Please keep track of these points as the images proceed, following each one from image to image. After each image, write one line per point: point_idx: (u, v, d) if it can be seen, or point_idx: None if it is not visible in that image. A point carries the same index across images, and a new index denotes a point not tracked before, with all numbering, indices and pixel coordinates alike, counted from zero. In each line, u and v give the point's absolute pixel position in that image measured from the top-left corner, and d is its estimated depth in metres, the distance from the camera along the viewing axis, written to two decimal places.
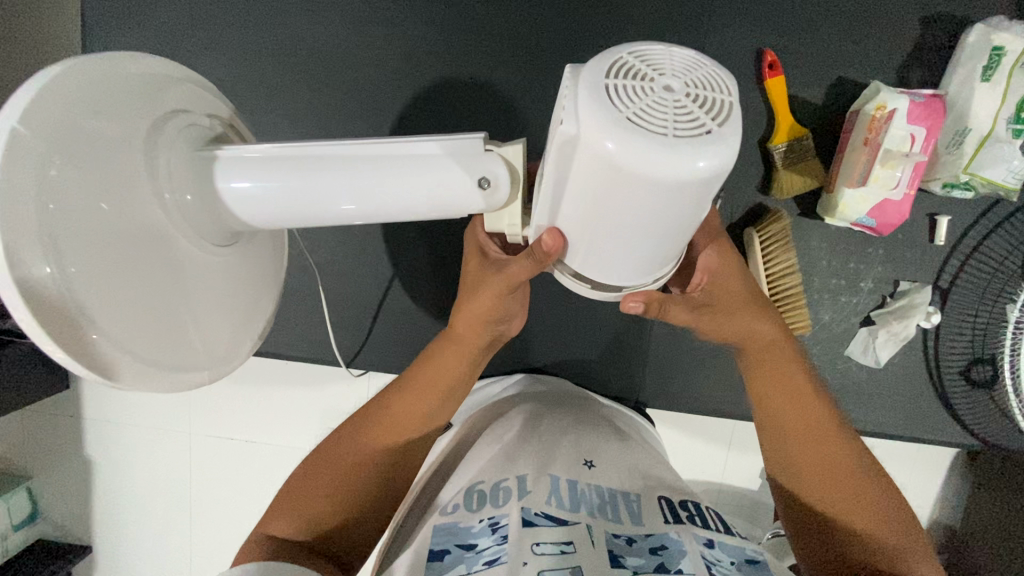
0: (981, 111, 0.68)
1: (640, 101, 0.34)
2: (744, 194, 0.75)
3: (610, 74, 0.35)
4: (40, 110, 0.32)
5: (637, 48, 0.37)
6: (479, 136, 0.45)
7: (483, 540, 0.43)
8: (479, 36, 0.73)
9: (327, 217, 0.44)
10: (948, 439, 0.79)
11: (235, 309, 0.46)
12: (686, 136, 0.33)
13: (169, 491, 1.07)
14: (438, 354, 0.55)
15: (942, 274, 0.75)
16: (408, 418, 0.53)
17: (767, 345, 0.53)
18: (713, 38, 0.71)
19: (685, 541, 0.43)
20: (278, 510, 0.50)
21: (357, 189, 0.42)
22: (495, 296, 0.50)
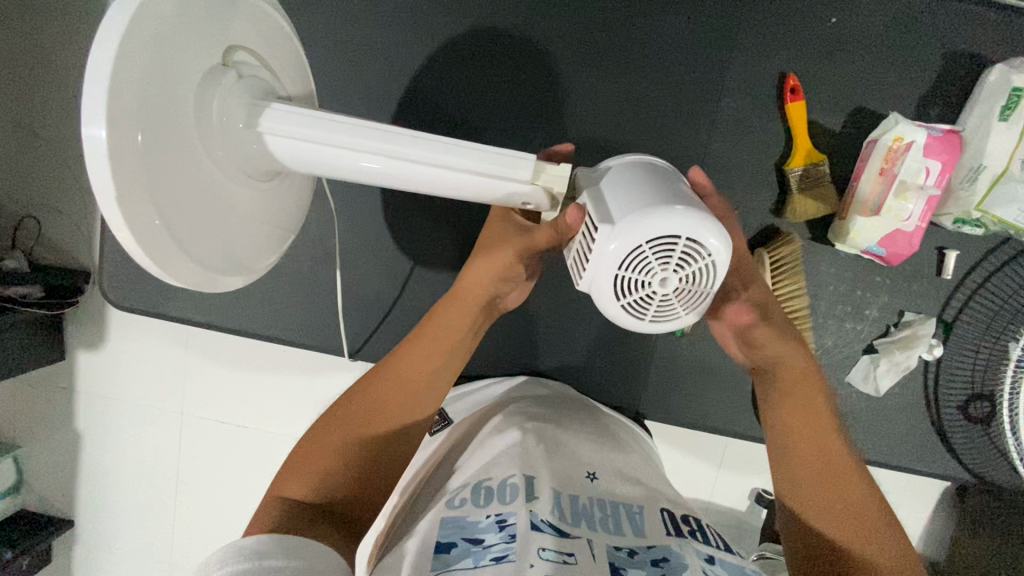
0: (993, 149, 0.68)
1: (634, 294, 0.45)
2: (757, 212, 0.75)
3: (620, 264, 0.44)
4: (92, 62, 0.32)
5: (658, 234, 0.42)
6: (529, 158, 0.47)
7: (490, 536, 0.44)
8: (507, 34, 0.73)
9: (357, 168, 0.48)
10: (942, 472, 0.80)
11: (258, 226, 0.49)
12: (658, 319, 0.46)
13: (157, 470, 1.06)
14: (442, 309, 0.56)
15: (947, 308, 0.76)
16: (411, 373, 0.53)
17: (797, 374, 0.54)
18: (737, 59, 0.72)
19: (686, 555, 0.43)
20: (291, 473, 0.50)
21: (344, 152, 0.46)
22: (510, 252, 0.53)
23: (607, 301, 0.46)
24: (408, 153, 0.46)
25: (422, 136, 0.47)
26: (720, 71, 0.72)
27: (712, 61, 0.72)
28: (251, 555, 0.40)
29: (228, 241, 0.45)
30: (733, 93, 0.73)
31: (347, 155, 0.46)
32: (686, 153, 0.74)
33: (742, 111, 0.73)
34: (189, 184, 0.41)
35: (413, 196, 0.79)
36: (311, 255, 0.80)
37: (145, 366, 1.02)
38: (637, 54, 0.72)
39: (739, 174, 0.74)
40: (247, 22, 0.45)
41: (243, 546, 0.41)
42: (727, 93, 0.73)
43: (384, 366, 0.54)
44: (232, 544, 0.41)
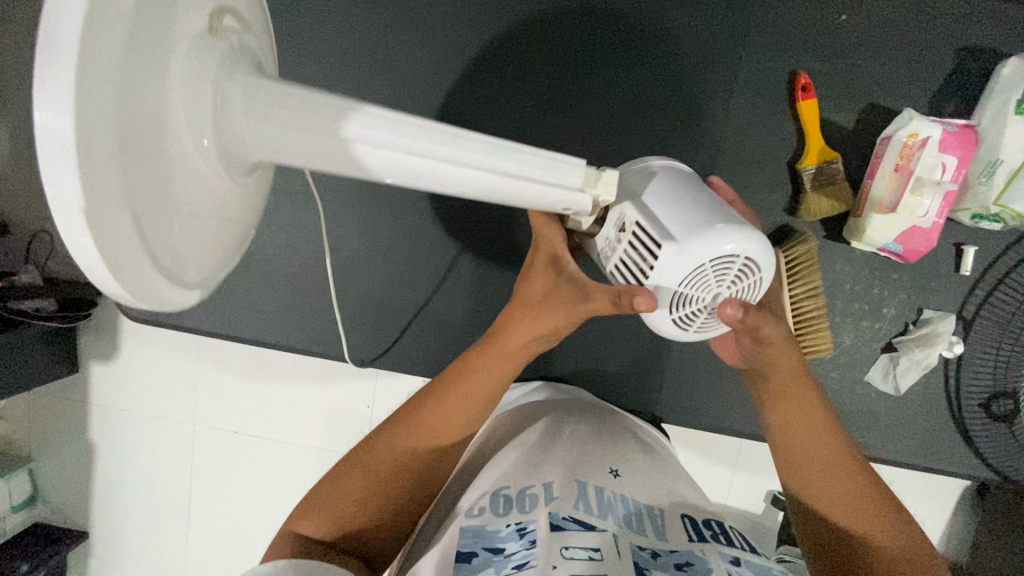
0: (1011, 144, 0.67)
1: (687, 308, 0.46)
2: (771, 211, 0.74)
3: (681, 280, 0.44)
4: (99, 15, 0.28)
5: (720, 253, 0.43)
6: (583, 165, 0.43)
7: (511, 545, 0.43)
8: (517, 40, 0.73)
9: (396, 178, 0.41)
10: (966, 471, 0.79)
11: (214, 234, 0.40)
12: (703, 331, 0.48)
13: (172, 481, 1.07)
14: (482, 364, 0.52)
15: (967, 305, 0.75)
16: (458, 415, 0.52)
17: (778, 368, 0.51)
18: (744, 60, 0.72)
19: (709, 560, 0.43)
20: (310, 510, 0.50)
21: (415, 156, 0.39)
22: (562, 317, 0.49)
23: (660, 314, 0.47)
24: (452, 156, 0.40)
25: (469, 138, 0.40)
26: (727, 73, 0.72)
27: (719, 63, 0.72)
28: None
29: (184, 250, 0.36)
30: (741, 94, 0.72)
31: (384, 159, 0.39)
32: (698, 154, 0.74)
33: (753, 112, 0.73)
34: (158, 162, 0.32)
35: (424, 202, 0.79)
36: (324, 263, 0.81)
37: (158, 379, 1.03)
38: (647, 57, 0.72)
39: (751, 174, 0.74)
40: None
41: (258, 571, 0.42)
42: (734, 94, 0.72)
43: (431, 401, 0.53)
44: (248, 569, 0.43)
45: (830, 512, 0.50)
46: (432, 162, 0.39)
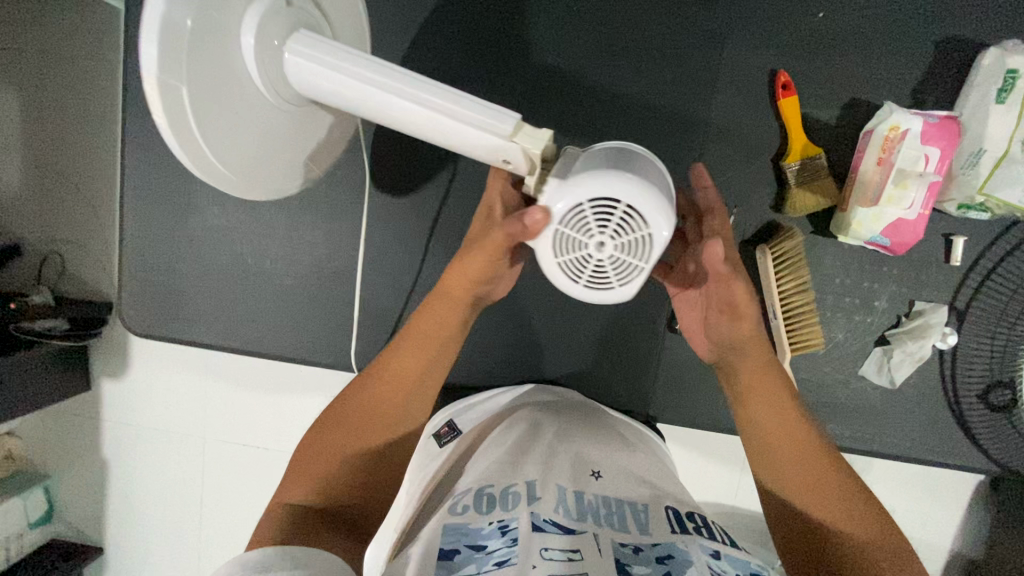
0: (995, 133, 0.67)
1: (568, 254, 0.45)
2: (756, 209, 0.75)
3: (559, 217, 0.45)
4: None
5: (600, 191, 0.43)
6: (514, 116, 0.48)
7: (493, 542, 0.45)
8: (500, 48, 0.74)
9: (340, 97, 0.52)
10: (968, 464, 0.78)
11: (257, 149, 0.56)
12: (591, 287, 0.46)
13: (183, 493, 1.08)
14: (430, 309, 0.59)
15: (960, 295, 0.75)
16: (416, 349, 0.58)
17: (759, 359, 0.55)
18: (549, 21, 0.73)
19: (692, 552, 0.45)
20: (293, 480, 0.54)
21: (331, 72, 0.51)
22: (482, 257, 0.54)
23: (547, 256, 0.46)
24: (383, 78, 0.50)
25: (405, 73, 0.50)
26: (524, 35, 0.73)
27: (531, 26, 0.73)
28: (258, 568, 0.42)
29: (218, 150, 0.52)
30: (547, 57, 0.73)
31: (331, 75, 0.51)
32: (683, 154, 0.74)
33: (734, 111, 0.73)
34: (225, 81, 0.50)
35: (414, 210, 0.80)
36: (320, 276, 0.82)
37: (165, 393, 1.05)
38: (629, 60, 0.73)
39: (736, 172, 0.74)
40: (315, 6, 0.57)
41: (248, 559, 0.43)
42: (541, 56, 0.73)
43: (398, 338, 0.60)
44: (239, 557, 0.44)
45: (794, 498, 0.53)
46: (336, 71, 0.50)
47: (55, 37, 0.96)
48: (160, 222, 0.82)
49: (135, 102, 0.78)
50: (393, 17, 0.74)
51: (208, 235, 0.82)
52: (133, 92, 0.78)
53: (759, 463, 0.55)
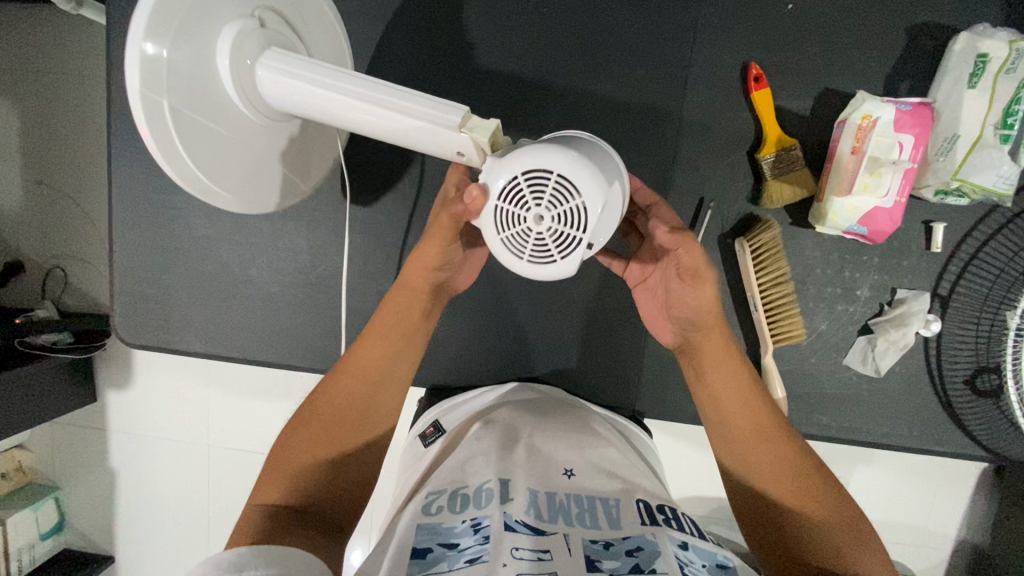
0: (969, 117, 0.67)
1: (508, 229, 0.46)
2: (734, 202, 0.75)
3: (497, 192, 0.46)
4: (160, 14, 0.50)
5: (534, 162, 0.45)
6: (462, 109, 0.51)
7: (465, 540, 0.47)
8: (476, 50, 0.75)
9: (300, 105, 0.55)
10: (959, 451, 0.78)
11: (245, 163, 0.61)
12: (535, 262, 0.46)
13: (187, 501, 1.10)
14: (392, 302, 0.60)
15: (942, 282, 0.75)
16: (380, 344, 0.59)
17: (729, 367, 0.60)
18: (487, 20, 0.74)
19: (659, 543, 0.47)
20: (266, 481, 0.56)
21: (286, 80, 0.54)
22: (436, 245, 0.55)
23: (491, 234, 0.47)
24: (337, 84, 0.52)
25: (361, 80, 0.52)
26: (465, 39, 0.74)
27: (469, 28, 0.74)
28: (230, 567, 0.43)
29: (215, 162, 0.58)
30: (488, 60, 0.75)
31: (286, 84, 0.54)
32: (659, 150, 0.75)
33: (707, 105, 0.74)
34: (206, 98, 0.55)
35: (397, 215, 0.81)
36: (308, 282, 0.84)
37: (165, 402, 1.07)
38: (603, 59, 0.74)
39: (712, 166, 0.75)
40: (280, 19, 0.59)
41: (223, 558, 0.44)
42: (482, 59, 0.75)
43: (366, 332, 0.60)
44: (213, 556, 0.44)
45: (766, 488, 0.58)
46: (297, 81, 0.53)
47: (49, 58, 0.98)
48: (151, 235, 0.83)
49: (122, 118, 0.80)
50: (367, 27, 0.75)
51: (197, 245, 0.84)
52: (120, 109, 0.80)
53: (733, 458, 0.60)
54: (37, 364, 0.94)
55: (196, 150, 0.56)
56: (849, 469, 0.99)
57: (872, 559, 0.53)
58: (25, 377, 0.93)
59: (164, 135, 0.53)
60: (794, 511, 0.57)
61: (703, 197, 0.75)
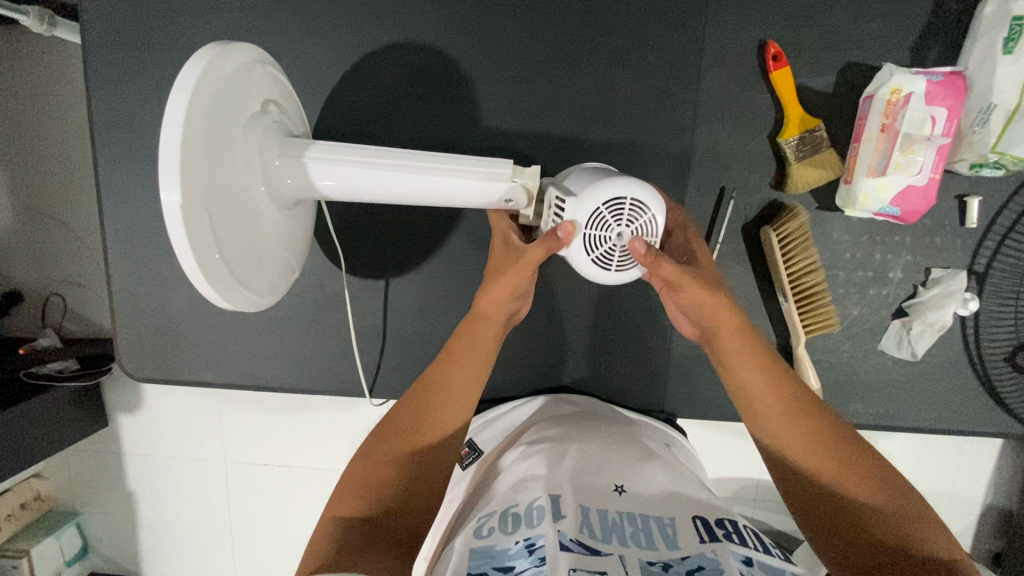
0: (1005, 85, 0.63)
1: (597, 250, 0.54)
2: (756, 189, 0.72)
3: (584, 222, 0.54)
4: (198, 93, 0.46)
5: (612, 193, 0.53)
6: (508, 165, 0.62)
7: (521, 562, 0.45)
8: (478, 44, 0.71)
9: (350, 187, 0.61)
10: (999, 430, 0.76)
11: (263, 243, 0.57)
12: (622, 273, 0.55)
13: (210, 521, 1.09)
14: (470, 326, 0.62)
15: (978, 258, 0.72)
16: (458, 366, 0.59)
17: (747, 345, 0.57)
18: (484, 13, 0.70)
19: (722, 560, 0.45)
20: (344, 499, 0.52)
21: (337, 165, 0.60)
22: (516, 278, 0.58)
23: (579, 257, 0.55)
24: (393, 162, 0.61)
25: (411, 155, 0.61)
26: (466, 92, 0.72)
27: (458, 43, 0.71)
28: None
29: (241, 255, 0.53)
30: (494, 114, 0.72)
31: (337, 172, 0.60)
32: (675, 139, 0.71)
33: (724, 88, 0.70)
34: (229, 178, 0.51)
35: (404, 226, 0.78)
36: (316, 299, 0.80)
37: (180, 425, 1.04)
38: (610, 46, 0.70)
39: (732, 153, 0.71)
40: (278, 90, 0.60)
41: None
42: (487, 113, 0.72)
43: (445, 351, 0.61)
44: None
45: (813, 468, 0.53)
46: (352, 165, 0.60)
47: (27, 77, 0.94)
48: (146, 260, 0.79)
49: (105, 138, 0.75)
50: (357, 33, 0.71)
51: None
52: (103, 129, 0.75)
53: (769, 444, 0.56)
54: (48, 392, 0.92)
55: (214, 220, 0.49)
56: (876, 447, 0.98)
57: (940, 538, 0.47)
58: (36, 406, 0.90)
59: (197, 233, 0.46)
60: (850, 489, 0.51)
61: (724, 185, 0.72)
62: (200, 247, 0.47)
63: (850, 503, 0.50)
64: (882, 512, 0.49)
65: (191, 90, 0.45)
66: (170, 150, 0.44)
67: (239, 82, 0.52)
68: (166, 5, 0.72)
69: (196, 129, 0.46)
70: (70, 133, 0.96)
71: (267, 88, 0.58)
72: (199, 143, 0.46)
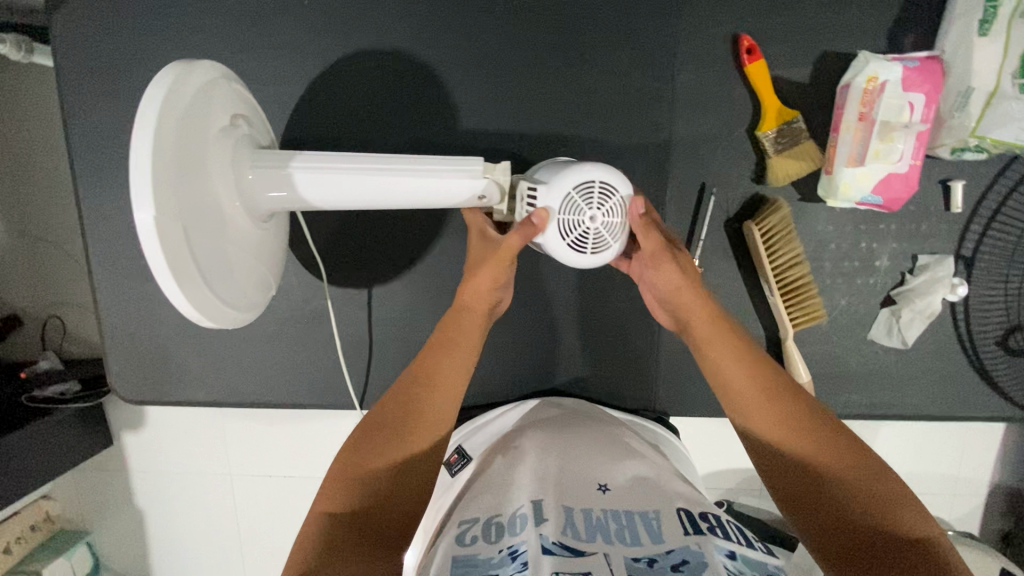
0: (982, 68, 0.62)
1: (571, 235, 0.55)
2: (738, 183, 0.71)
3: (557, 208, 0.55)
4: (169, 103, 0.46)
5: (582, 179, 0.55)
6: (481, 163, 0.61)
7: (504, 568, 0.44)
8: (450, 50, 0.70)
9: (327, 193, 0.61)
10: (995, 413, 0.75)
11: (239, 254, 0.56)
12: (598, 255, 0.56)
13: (218, 536, 1.10)
14: (453, 320, 0.62)
15: (965, 242, 0.71)
16: (443, 363, 0.59)
17: (714, 325, 0.59)
18: (456, 19, 0.70)
19: (706, 553, 0.45)
20: (332, 505, 0.52)
21: (312, 169, 0.60)
22: (495, 271, 0.60)
23: (555, 243, 0.56)
24: (368, 164, 0.60)
25: (386, 157, 0.61)
26: (446, 94, 0.71)
27: (431, 51, 0.70)
28: None
29: (218, 266, 0.52)
30: (475, 113, 0.72)
31: (314, 175, 0.60)
32: (653, 137, 0.71)
33: (699, 84, 0.69)
34: (201, 188, 0.50)
35: (388, 236, 0.78)
36: (304, 314, 0.80)
37: (179, 444, 1.05)
38: (583, 46, 0.69)
39: (711, 148, 0.70)
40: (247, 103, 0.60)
41: None
42: (468, 112, 0.72)
43: (430, 348, 0.61)
44: None
45: (782, 440, 0.53)
46: (327, 170, 0.60)
47: (6, 105, 0.94)
48: (133, 283, 0.79)
49: (84, 164, 0.75)
50: (328, 46, 0.71)
51: None
52: (82, 155, 0.75)
53: (741, 419, 0.56)
54: (49, 416, 0.92)
55: (189, 231, 0.48)
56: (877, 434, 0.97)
57: (908, 512, 0.47)
58: (36, 430, 0.90)
59: (173, 245, 0.45)
60: (820, 461, 0.51)
61: (705, 182, 0.71)
62: (176, 258, 0.45)
63: (819, 474, 0.51)
64: (849, 483, 0.49)
65: (161, 100, 0.45)
66: (143, 160, 0.43)
67: (208, 93, 0.52)
68: (139, 29, 0.72)
69: (167, 138, 0.45)
70: (55, 159, 0.96)
71: (236, 99, 0.58)
72: (171, 153, 0.46)
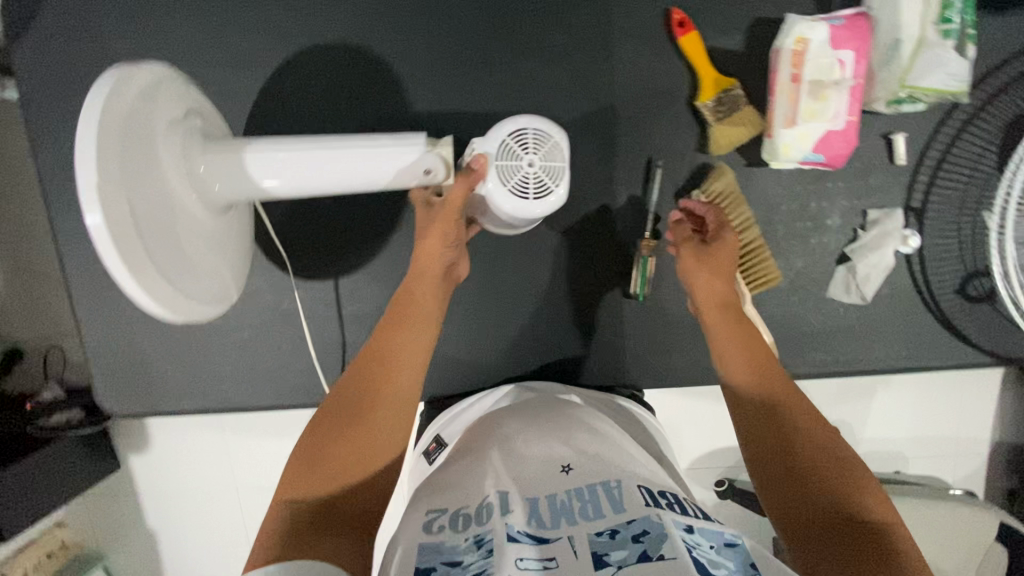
0: (907, 17, 0.63)
1: (511, 179, 0.62)
2: (683, 155, 0.72)
3: (495, 154, 0.62)
4: (110, 110, 0.47)
5: (514, 128, 0.62)
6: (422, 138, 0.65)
7: (468, 557, 0.46)
8: (393, 50, 0.73)
9: (276, 176, 0.64)
10: (963, 361, 0.76)
11: (198, 251, 0.58)
12: (539, 197, 0.62)
13: (221, 547, 1.11)
14: (411, 290, 0.66)
15: (914, 193, 0.72)
16: (397, 334, 0.63)
17: (723, 292, 0.65)
18: (394, 19, 0.72)
19: (665, 525, 0.47)
20: (291, 483, 0.54)
21: (264, 153, 0.63)
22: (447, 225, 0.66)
23: (497, 187, 0.62)
24: (316, 145, 0.64)
25: (331, 140, 0.65)
26: (394, 90, 0.73)
27: (373, 52, 0.73)
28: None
29: (177, 263, 0.53)
30: (424, 107, 0.73)
31: (265, 159, 0.63)
32: (595, 116, 0.72)
33: (636, 60, 0.71)
34: (153, 192, 0.51)
35: (351, 235, 0.81)
36: (277, 318, 0.83)
37: (175, 460, 1.07)
38: (519, 34, 0.71)
39: (653, 122, 0.72)
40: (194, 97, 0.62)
41: None
42: (417, 106, 0.73)
43: (387, 317, 0.65)
44: None
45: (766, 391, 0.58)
46: (276, 153, 0.64)
47: None
48: (110, 303, 0.82)
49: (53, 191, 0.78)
50: (276, 56, 0.73)
51: None
52: (53, 183, 0.78)
53: (731, 368, 0.61)
54: (53, 445, 0.92)
55: (142, 229, 0.49)
56: (878, 397, 0.97)
57: (862, 482, 0.49)
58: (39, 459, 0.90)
59: (128, 242, 0.46)
60: (794, 416, 0.55)
61: (651, 156, 0.73)
62: (134, 258, 0.46)
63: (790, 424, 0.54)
64: (814, 439, 0.52)
65: (102, 110, 0.46)
66: (88, 168, 0.43)
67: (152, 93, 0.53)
68: (96, 56, 0.75)
69: (112, 143, 0.46)
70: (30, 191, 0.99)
71: (184, 95, 0.59)
72: (117, 159, 0.46)
